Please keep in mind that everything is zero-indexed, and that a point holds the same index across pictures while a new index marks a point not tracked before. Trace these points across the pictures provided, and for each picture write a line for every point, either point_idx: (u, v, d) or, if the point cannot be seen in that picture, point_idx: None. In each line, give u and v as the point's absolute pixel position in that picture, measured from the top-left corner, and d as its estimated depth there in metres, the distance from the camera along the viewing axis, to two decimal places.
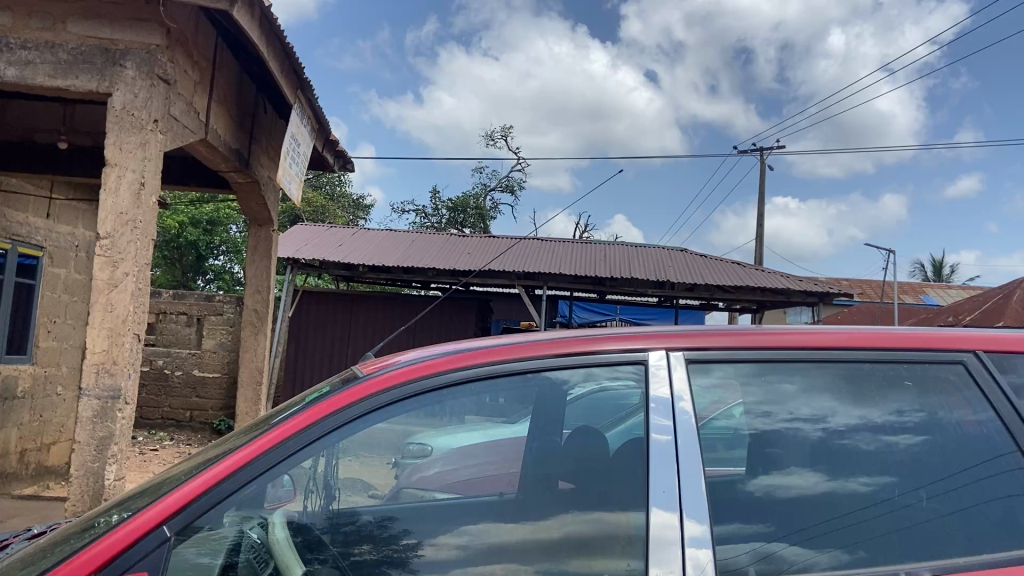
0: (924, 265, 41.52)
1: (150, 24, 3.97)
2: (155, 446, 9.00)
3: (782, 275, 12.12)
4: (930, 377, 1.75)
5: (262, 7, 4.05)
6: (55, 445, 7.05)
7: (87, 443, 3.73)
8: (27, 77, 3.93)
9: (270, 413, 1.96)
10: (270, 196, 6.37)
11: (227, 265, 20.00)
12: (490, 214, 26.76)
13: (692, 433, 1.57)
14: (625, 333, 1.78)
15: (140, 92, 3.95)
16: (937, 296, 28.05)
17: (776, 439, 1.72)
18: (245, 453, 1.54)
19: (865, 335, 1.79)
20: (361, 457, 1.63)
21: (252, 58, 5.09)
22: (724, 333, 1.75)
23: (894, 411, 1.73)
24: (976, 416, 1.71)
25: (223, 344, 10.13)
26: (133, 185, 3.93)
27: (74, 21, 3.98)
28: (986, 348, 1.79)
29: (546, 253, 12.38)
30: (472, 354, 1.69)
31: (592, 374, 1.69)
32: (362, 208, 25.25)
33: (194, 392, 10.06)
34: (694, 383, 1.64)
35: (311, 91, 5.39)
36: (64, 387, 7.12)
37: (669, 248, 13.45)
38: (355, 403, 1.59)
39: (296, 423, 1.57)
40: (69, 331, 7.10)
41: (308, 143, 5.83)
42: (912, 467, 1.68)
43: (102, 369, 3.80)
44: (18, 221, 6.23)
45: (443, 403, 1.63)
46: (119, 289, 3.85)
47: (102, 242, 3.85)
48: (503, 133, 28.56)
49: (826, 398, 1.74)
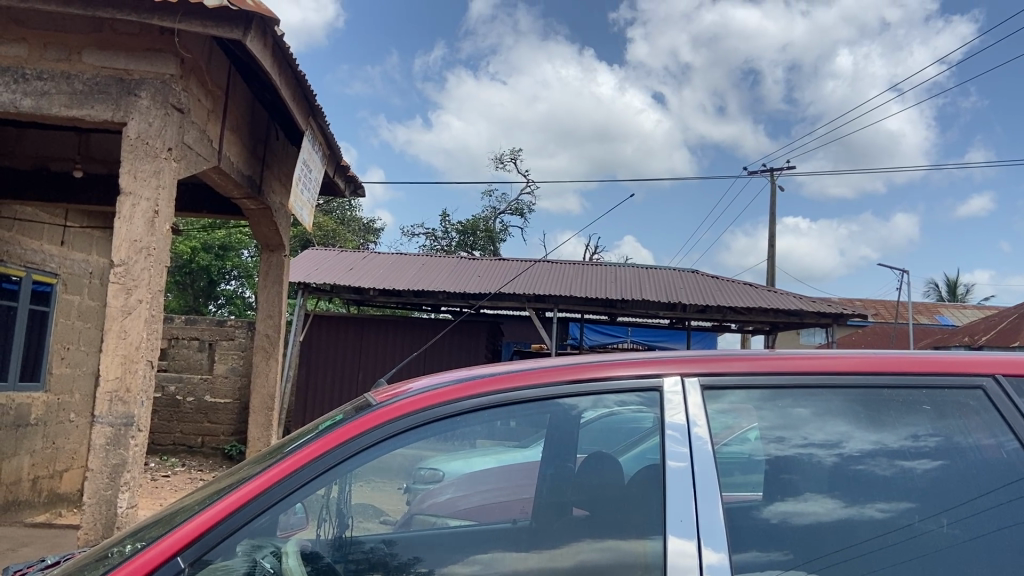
0: (938, 287, 41.26)
1: (165, 54, 4.03)
2: (166, 473, 9.00)
3: (795, 297, 12.05)
4: (946, 402, 1.73)
5: (274, 35, 4.09)
6: (68, 472, 7.06)
7: (100, 470, 3.74)
8: (43, 107, 3.98)
9: (283, 442, 1.96)
10: (282, 222, 6.40)
11: (239, 290, 20.05)
12: (500, 236, 26.81)
13: (707, 459, 1.57)
14: (638, 358, 1.77)
15: (154, 120, 3.99)
16: (952, 316, 27.88)
17: (792, 465, 1.70)
18: (259, 482, 1.55)
19: (879, 359, 1.77)
20: (374, 483, 1.63)
21: (265, 86, 5.14)
22: (738, 358, 1.74)
23: (910, 436, 1.71)
24: (996, 440, 1.68)
25: (235, 369, 10.13)
26: (147, 213, 3.96)
27: (89, 52, 4.03)
28: (1004, 371, 1.75)
29: (558, 275, 12.37)
30: (484, 381, 1.68)
31: (603, 399, 1.68)
32: (372, 231, 25.33)
33: (205, 417, 10.08)
34: (708, 408, 1.64)
35: (323, 118, 5.43)
36: (77, 414, 7.14)
37: (680, 270, 13.41)
38: (367, 432, 1.59)
39: (309, 452, 1.58)
40: (82, 357, 7.13)
41: (319, 169, 5.86)
42: (929, 492, 1.66)
43: (115, 397, 3.80)
44: (33, 249, 6.28)
45: (456, 430, 1.63)
46: (133, 316, 3.86)
47: (117, 269, 3.88)
48: (512, 155, 28.68)
49: (840, 422, 1.72)
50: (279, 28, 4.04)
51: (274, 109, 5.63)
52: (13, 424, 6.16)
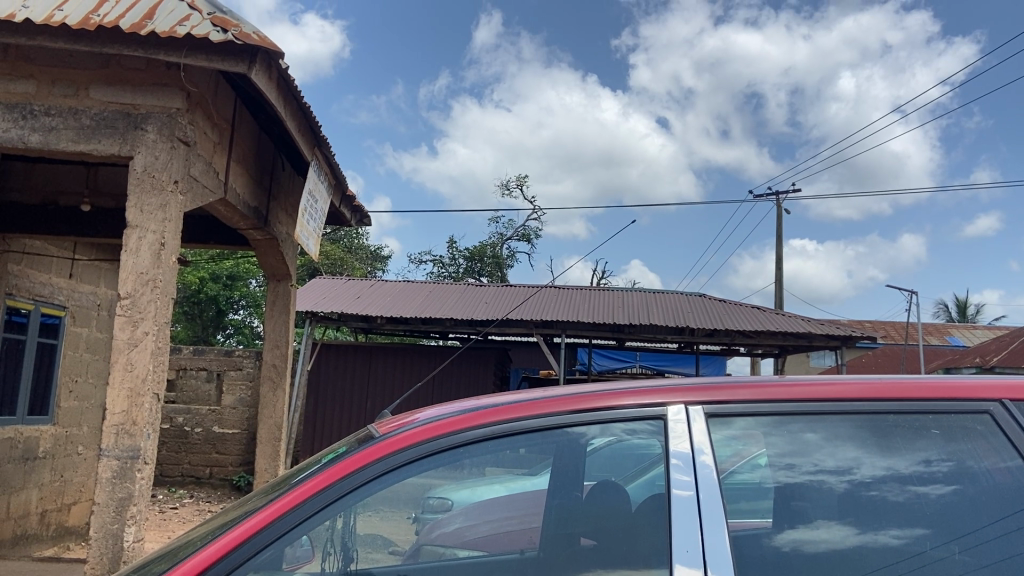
0: (947, 308, 41.09)
1: (171, 88, 4.07)
2: (175, 505, 8.96)
3: (804, 319, 12.00)
4: (954, 426, 1.71)
5: (279, 68, 4.13)
6: (76, 505, 7.04)
7: (107, 504, 3.72)
8: (50, 142, 4.03)
9: (289, 473, 1.95)
10: (288, 251, 6.42)
11: (247, 319, 20.07)
12: (507, 262, 26.87)
13: (714, 488, 1.56)
14: (644, 386, 1.75)
15: (161, 154, 4.02)
16: (962, 336, 27.71)
17: (801, 492, 1.69)
18: (261, 518, 1.55)
19: (886, 385, 1.75)
20: (381, 513, 1.61)
21: (271, 117, 5.19)
22: (743, 386, 1.73)
23: (923, 461, 1.69)
24: (1006, 464, 1.66)
25: (243, 399, 10.13)
26: (153, 246, 3.97)
27: (96, 87, 4.08)
28: (1011, 396, 1.73)
29: (565, 301, 12.36)
30: (487, 412, 1.67)
31: (610, 428, 1.67)
32: (379, 258, 25.42)
33: (213, 448, 10.06)
34: (714, 436, 1.63)
35: (328, 148, 5.47)
36: (85, 446, 7.13)
37: (687, 294, 13.38)
38: (369, 465, 1.58)
39: (312, 486, 1.57)
40: (90, 390, 7.14)
41: (325, 199, 5.87)
42: (943, 518, 1.64)
43: (121, 430, 3.80)
44: (42, 282, 6.31)
45: (460, 461, 1.62)
46: (139, 348, 3.87)
47: (123, 302, 3.89)
48: (518, 182, 28.81)
49: (850, 448, 1.70)
50: (283, 61, 4.08)
51: (280, 140, 5.67)
52: (22, 456, 6.16)
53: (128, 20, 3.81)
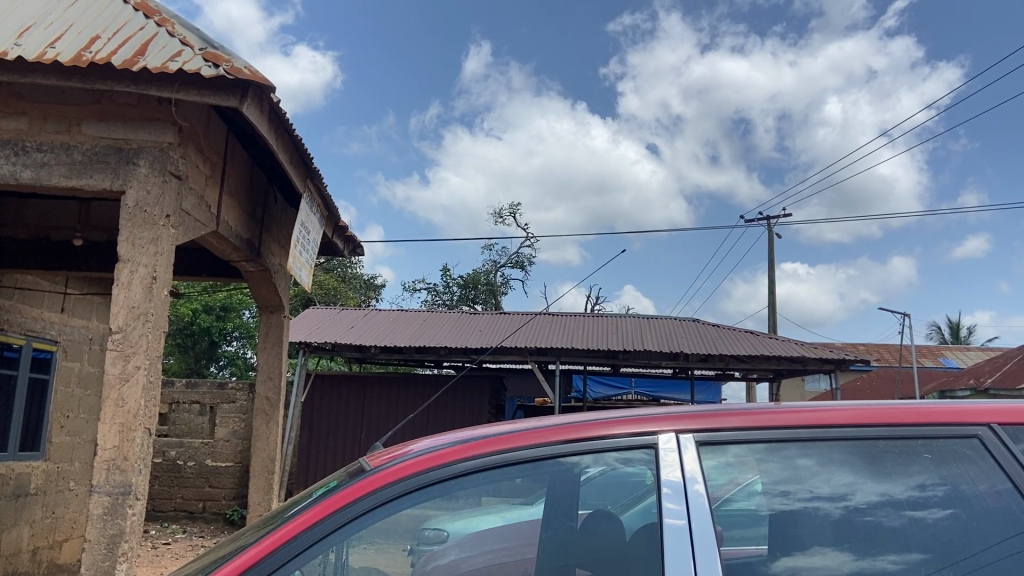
0: (940, 329, 41.13)
1: (163, 123, 4.09)
2: (167, 540, 8.87)
3: (797, 343, 12.01)
4: (945, 450, 1.71)
5: (270, 101, 4.16)
6: (68, 542, 6.94)
7: (98, 540, 3.67)
8: (42, 178, 4.05)
9: (284, 505, 1.94)
10: (281, 283, 6.42)
11: (240, 351, 20.01)
12: (501, 290, 26.93)
13: (706, 518, 1.56)
14: (638, 415, 1.75)
15: (152, 188, 4.03)
16: (956, 358, 27.78)
17: (796, 519, 1.68)
18: (255, 552, 1.55)
19: (876, 411, 1.76)
20: (378, 545, 1.61)
21: (262, 149, 5.21)
22: (735, 413, 1.74)
23: (917, 485, 1.69)
24: (997, 488, 1.66)
25: (236, 432, 10.08)
26: (145, 279, 3.97)
27: (89, 123, 4.10)
28: (1000, 420, 1.73)
29: (558, 327, 12.36)
30: (479, 443, 1.67)
31: (604, 457, 1.66)
32: (372, 288, 25.47)
33: (206, 481, 9.98)
34: (705, 464, 1.64)
35: (320, 180, 5.49)
36: (77, 482, 7.06)
37: (681, 319, 13.39)
38: (362, 498, 1.58)
39: (303, 521, 1.57)
40: (82, 425, 7.11)
41: (318, 230, 5.89)
42: (938, 543, 1.63)
43: (112, 466, 3.77)
44: (33, 317, 6.29)
45: (453, 493, 1.61)
46: (130, 383, 3.85)
47: (114, 336, 3.88)
48: (511, 211, 29.11)
49: (845, 473, 1.70)
50: (275, 95, 4.12)
51: (273, 172, 5.69)
52: (13, 493, 6.10)
53: (120, 57, 3.84)
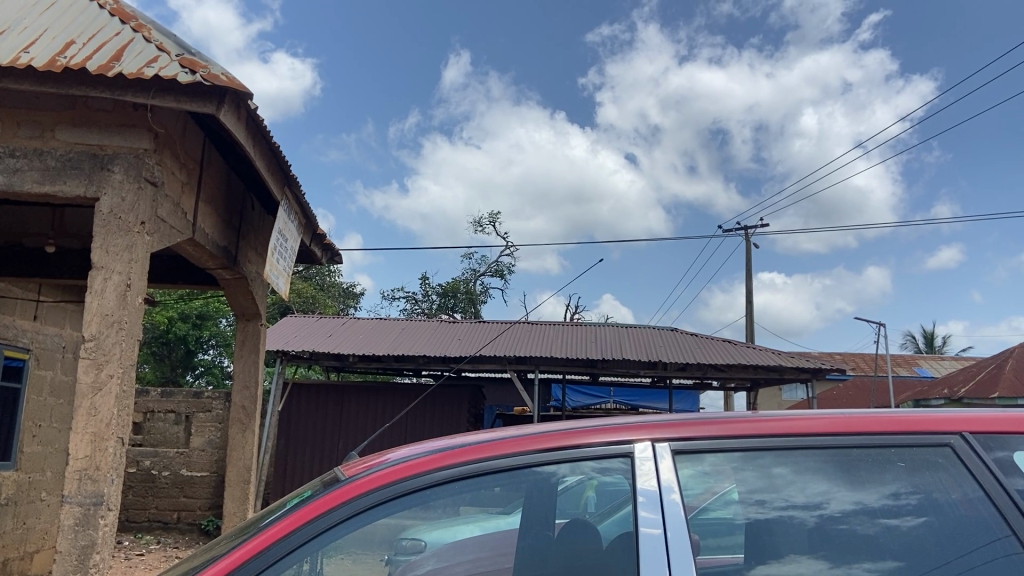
0: (915, 339, 41.62)
1: (139, 129, 4.06)
2: (141, 551, 8.75)
3: (774, 352, 12.08)
4: (918, 459, 1.73)
5: (248, 108, 4.14)
6: (39, 553, 6.83)
7: (69, 552, 3.60)
8: (15, 184, 4.00)
9: (259, 514, 1.92)
10: (258, 291, 6.38)
11: (217, 359, 19.85)
12: (481, 298, 26.92)
13: (681, 526, 1.56)
14: (615, 424, 1.76)
15: (127, 195, 3.99)
16: (930, 367, 28.11)
17: (771, 527, 1.69)
18: (230, 561, 1.54)
19: (849, 419, 1.78)
20: (355, 556, 1.60)
21: (240, 156, 5.18)
22: (711, 422, 1.74)
23: (891, 494, 1.70)
24: (970, 497, 1.68)
25: (212, 441, 9.97)
26: (119, 286, 3.93)
27: (63, 129, 4.06)
28: (972, 429, 1.75)
29: (538, 336, 12.36)
30: (456, 452, 1.67)
31: (580, 466, 1.67)
32: (351, 296, 25.39)
33: (181, 491, 9.87)
34: (681, 473, 1.64)
35: (298, 188, 5.47)
36: (48, 492, 6.96)
37: (660, 328, 13.44)
38: (336, 507, 1.57)
39: (277, 531, 1.56)
40: (54, 434, 7.00)
41: (295, 238, 5.85)
42: (911, 550, 1.64)
43: (85, 475, 3.72)
44: (5, 324, 6.21)
45: (430, 502, 1.60)
46: (103, 391, 3.80)
47: (87, 344, 3.82)
48: (491, 220, 29.19)
49: (819, 482, 1.72)
50: (253, 101, 4.10)
51: (250, 179, 5.66)
52: None
53: (95, 62, 3.80)
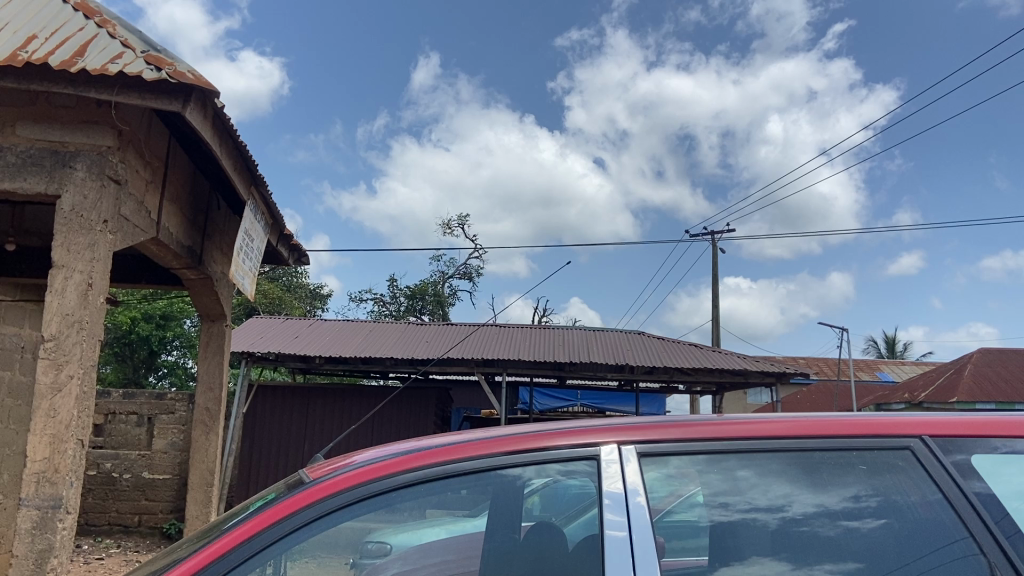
0: (876, 344, 42.30)
1: (102, 126, 3.99)
2: (100, 555, 8.60)
3: (739, 356, 12.20)
4: (880, 462, 1.76)
5: (214, 106, 4.09)
6: None
7: (26, 556, 3.52)
8: None
9: (222, 517, 1.90)
10: (224, 291, 6.31)
11: (180, 360, 19.59)
12: (449, 301, 26.89)
13: (646, 528, 1.57)
14: (581, 426, 1.77)
15: (90, 193, 3.93)
16: (891, 372, 28.60)
17: (734, 530, 1.70)
18: (192, 563, 1.52)
19: (812, 423, 1.80)
20: (319, 559, 1.59)
21: (205, 155, 5.12)
22: (676, 425, 1.76)
23: (851, 496, 1.73)
24: (929, 499, 1.70)
25: (175, 443, 9.83)
26: (80, 285, 3.87)
27: (23, 125, 3.99)
28: (931, 432, 1.78)
29: (505, 339, 12.36)
30: (421, 455, 1.66)
31: (546, 469, 1.67)
32: (318, 298, 25.23)
33: (142, 494, 9.72)
34: (646, 476, 1.65)
35: (265, 188, 5.42)
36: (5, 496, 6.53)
37: (627, 332, 13.51)
38: (300, 510, 1.56)
39: (240, 534, 1.55)
40: (13, 437, 6.54)
41: (262, 238, 5.80)
42: (871, 552, 1.67)
43: (42, 478, 3.64)
44: None
45: (394, 505, 1.60)
46: (63, 392, 3.73)
47: (46, 344, 3.75)
48: (459, 222, 29.17)
49: (781, 484, 1.74)
50: (218, 99, 4.04)
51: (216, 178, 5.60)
52: None
53: (57, 57, 3.74)
